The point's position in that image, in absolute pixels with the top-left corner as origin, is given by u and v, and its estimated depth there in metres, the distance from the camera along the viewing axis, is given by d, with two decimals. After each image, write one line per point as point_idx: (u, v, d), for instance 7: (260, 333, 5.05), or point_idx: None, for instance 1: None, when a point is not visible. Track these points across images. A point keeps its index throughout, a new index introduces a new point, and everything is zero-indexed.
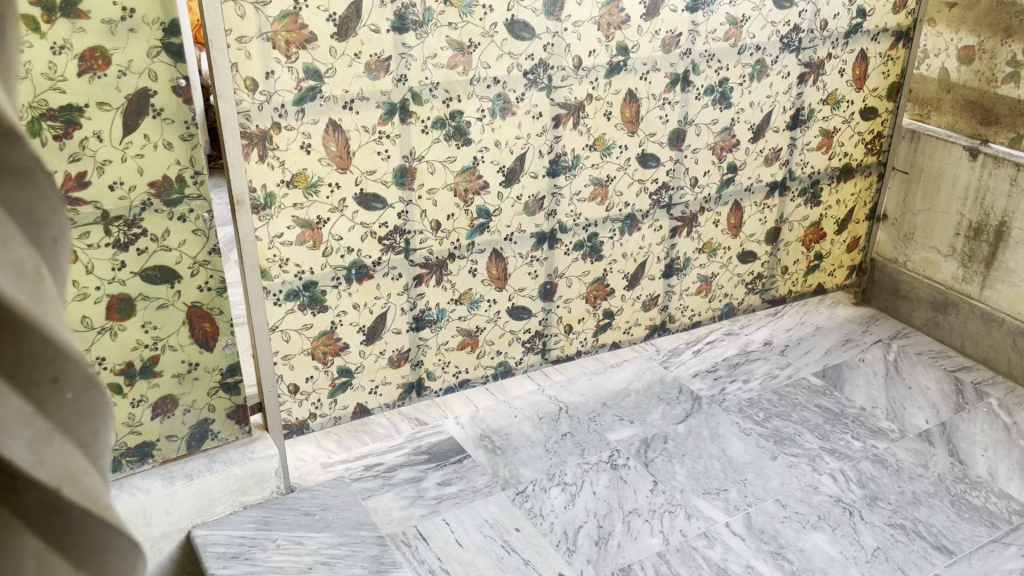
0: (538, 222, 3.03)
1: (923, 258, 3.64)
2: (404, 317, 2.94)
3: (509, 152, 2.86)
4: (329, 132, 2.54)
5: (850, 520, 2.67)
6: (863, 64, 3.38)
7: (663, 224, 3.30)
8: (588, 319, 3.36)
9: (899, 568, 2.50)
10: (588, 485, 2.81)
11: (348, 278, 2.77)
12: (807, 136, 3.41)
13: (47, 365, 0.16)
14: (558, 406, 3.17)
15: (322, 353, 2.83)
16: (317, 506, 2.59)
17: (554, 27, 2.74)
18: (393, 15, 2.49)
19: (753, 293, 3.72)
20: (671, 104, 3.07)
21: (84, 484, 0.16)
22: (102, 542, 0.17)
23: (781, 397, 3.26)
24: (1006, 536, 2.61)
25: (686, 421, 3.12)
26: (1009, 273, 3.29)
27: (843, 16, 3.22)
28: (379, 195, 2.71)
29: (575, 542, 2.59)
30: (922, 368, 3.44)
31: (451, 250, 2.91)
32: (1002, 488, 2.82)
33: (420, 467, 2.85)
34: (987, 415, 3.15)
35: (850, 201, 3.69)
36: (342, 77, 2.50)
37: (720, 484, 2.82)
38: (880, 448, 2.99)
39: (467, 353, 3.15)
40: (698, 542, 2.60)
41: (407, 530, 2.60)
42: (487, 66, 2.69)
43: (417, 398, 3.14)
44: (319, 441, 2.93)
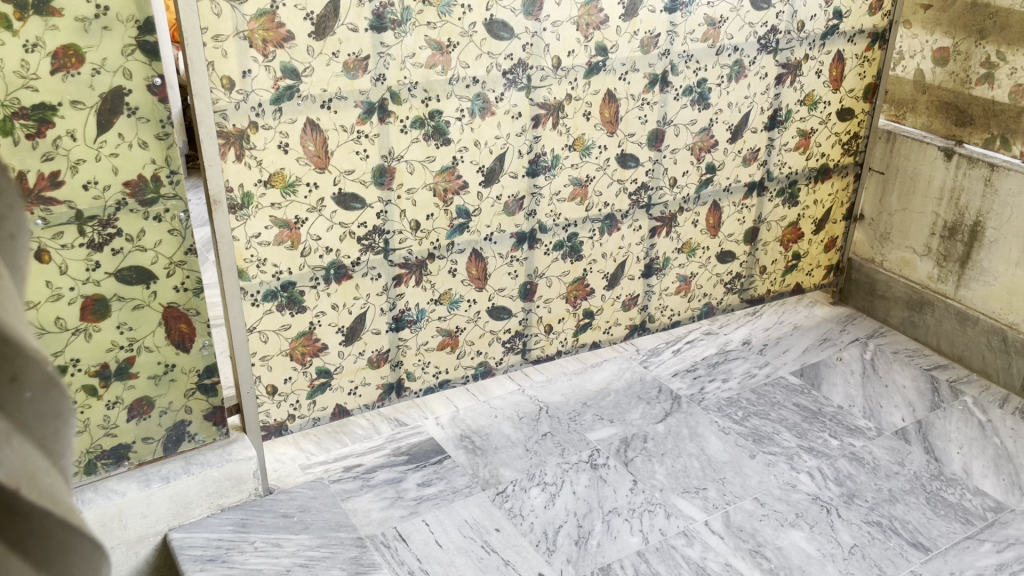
0: (517, 222, 3.03)
1: (899, 257, 3.67)
2: (383, 317, 2.93)
3: (489, 152, 2.86)
4: (307, 132, 2.53)
5: (827, 518, 2.69)
6: (840, 65, 3.40)
7: (642, 224, 3.31)
8: (568, 318, 3.36)
9: (876, 565, 2.52)
10: (568, 484, 2.81)
11: (327, 278, 2.75)
12: (784, 137, 3.43)
13: (9, 368, 0.17)
14: (538, 406, 3.17)
15: (300, 354, 2.82)
16: (296, 508, 2.57)
17: (533, 27, 2.74)
18: (371, 14, 2.48)
19: (732, 293, 3.73)
20: (650, 105, 3.08)
21: (43, 485, 0.18)
22: (68, 542, 0.18)
23: (759, 396, 3.27)
24: (980, 533, 2.64)
25: (666, 420, 3.12)
26: (983, 272, 3.33)
27: (820, 17, 3.24)
28: (358, 195, 2.69)
29: (555, 542, 2.59)
30: (898, 366, 3.47)
31: (430, 250, 2.90)
32: (977, 485, 2.84)
33: (400, 468, 2.84)
34: (963, 413, 3.19)
35: (828, 201, 3.72)
36: (320, 76, 2.48)
37: (700, 483, 2.83)
38: (857, 446, 3.01)
39: (447, 354, 3.15)
40: (677, 541, 2.60)
41: (386, 531, 2.59)
42: (466, 66, 2.69)
43: (396, 399, 3.13)
44: (298, 442, 2.91)
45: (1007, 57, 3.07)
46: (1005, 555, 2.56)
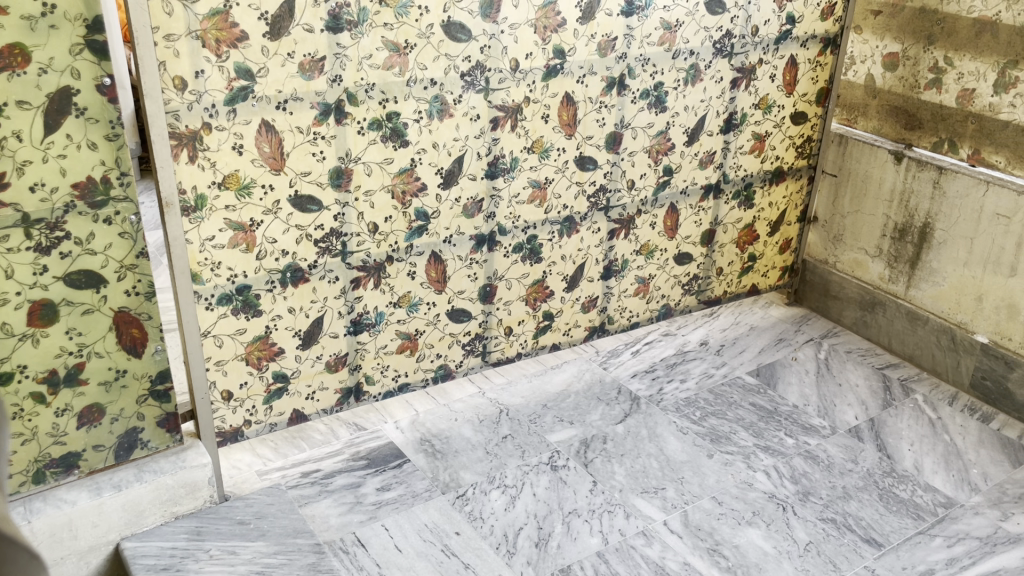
0: (476, 224, 3.03)
1: (851, 258, 3.74)
2: (341, 320, 2.90)
3: (447, 154, 2.85)
4: (262, 133, 2.50)
5: (783, 516, 2.73)
6: (793, 69, 3.46)
7: (601, 227, 3.33)
8: (528, 321, 3.36)
9: (831, 561, 2.56)
10: (528, 487, 2.81)
11: (283, 281, 2.72)
12: (740, 139, 3.48)
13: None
14: (498, 409, 3.16)
15: (256, 358, 2.78)
16: (251, 515, 2.53)
17: (490, 30, 2.74)
18: (327, 15, 2.46)
19: (690, 294, 3.77)
20: (608, 108, 3.10)
21: None
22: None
23: (716, 396, 3.31)
24: (932, 528, 2.70)
25: (625, 421, 3.14)
26: (932, 273, 3.41)
27: (773, 22, 3.29)
28: (315, 196, 2.67)
29: (515, 544, 2.59)
30: (851, 365, 3.54)
31: (389, 253, 2.88)
32: (928, 481, 2.90)
33: (359, 473, 2.82)
34: (914, 411, 3.26)
35: (782, 204, 3.78)
36: (275, 77, 2.45)
37: (658, 483, 2.85)
38: (812, 445, 3.06)
39: (407, 357, 3.12)
40: (636, 540, 2.62)
41: (345, 537, 2.57)
42: (424, 67, 2.68)
43: (355, 403, 3.10)
44: (255, 448, 2.87)
45: (955, 63, 3.15)
46: (956, 549, 2.62)
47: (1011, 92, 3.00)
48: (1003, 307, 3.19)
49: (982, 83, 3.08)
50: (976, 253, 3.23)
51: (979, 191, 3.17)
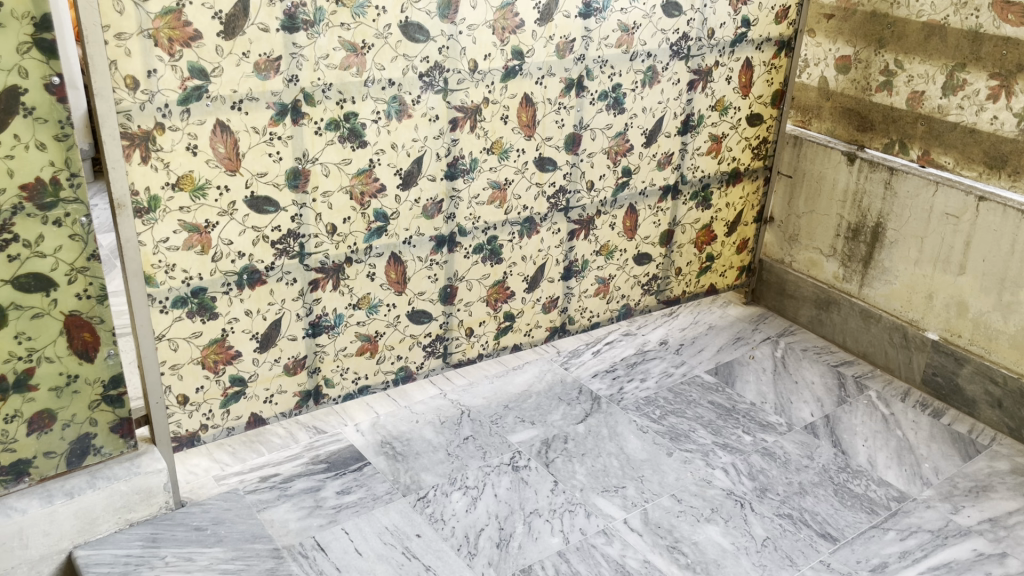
0: (436, 225, 3.02)
1: (806, 258, 3.80)
2: (299, 323, 2.87)
3: (406, 155, 2.84)
4: (216, 133, 2.46)
5: (741, 512, 2.76)
6: (749, 72, 3.50)
7: (561, 227, 3.34)
8: (489, 321, 3.36)
9: (787, 556, 2.60)
10: (489, 487, 2.81)
11: (239, 283, 2.69)
12: (697, 141, 3.51)
13: None
14: (460, 410, 3.16)
15: (212, 362, 2.74)
16: (208, 520, 2.49)
17: (448, 30, 2.73)
18: (283, 14, 2.43)
19: (650, 294, 3.80)
20: (566, 109, 3.11)
21: None
22: None
23: (675, 395, 3.34)
24: (885, 522, 2.75)
25: (586, 420, 3.16)
26: (884, 272, 3.48)
27: (729, 25, 3.33)
28: (272, 198, 2.64)
29: (476, 545, 2.58)
30: (807, 363, 3.60)
31: (347, 254, 2.86)
32: (882, 475, 2.96)
33: (318, 476, 2.79)
34: (867, 407, 3.32)
35: (739, 204, 3.82)
36: (229, 77, 2.42)
37: (619, 482, 2.87)
38: (769, 441, 3.10)
39: (367, 359, 3.10)
40: (597, 539, 2.63)
41: (304, 541, 2.54)
42: (382, 68, 2.66)
43: (314, 406, 3.07)
44: (212, 453, 2.84)
45: (905, 65, 3.22)
46: (908, 543, 2.67)
47: (959, 95, 3.08)
48: (953, 305, 3.27)
49: (931, 85, 3.16)
50: (927, 252, 3.31)
51: (929, 192, 3.24)
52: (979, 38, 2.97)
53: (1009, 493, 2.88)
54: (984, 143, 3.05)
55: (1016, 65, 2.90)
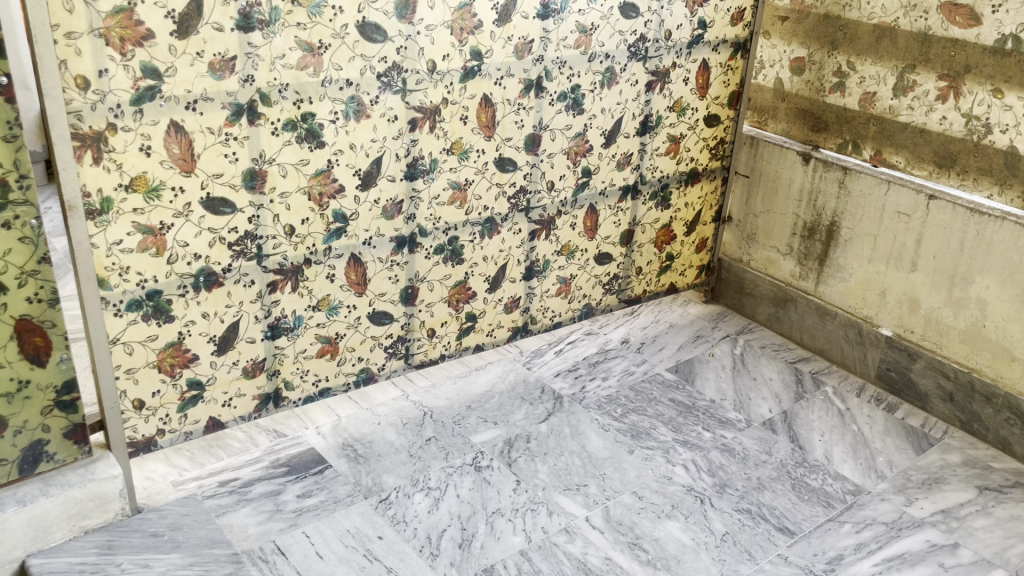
0: (397, 226, 3.01)
1: (764, 256, 3.85)
2: (258, 325, 2.84)
3: (365, 155, 2.82)
4: (171, 134, 2.43)
5: (701, 508, 2.80)
6: (706, 73, 3.55)
7: (522, 227, 3.35)
8: (451, 322, 3.36)
9: (746, 551, 2.64)
10: (452, 488, 2.81)
11: (196, 286, 2.66)
12: (655, 141, 3.55)
13: None
14: (422, 411, 3.15)
15: (169, 365, 2.70)
16: (166, 526, 2.47)
17: (406, 30, 2.73)
18: (237, 14, 2.41)
19: (611, 293, 3.83)
20: (526, 110, 3.12)
21: None
22: None
23: (637, 393, 3.37)
24: (841, 515, 2.80)
25: (548, 420, 3.17)
26: (839, 269, 3.55)
27: (686, 26, 3.37)
28: (228, 199, 2.61)
29: (438, 546, 2.58)
30: (765, 360, 3.65)
31: (306, 255, 2.84)
32: (838, 469, 3.01)
33: (279, 480, 2.77)
34: (824, 402, 3.38)
35: (698, 204, 3.86)
36: (183, 76, 2.40)
37: (581, 480, 2.89)
38: (728, 438, 3.14)
39: (327, 361, 3.08)
40: (559, 538, 2.64)
41: (264, 545, 2.52)
42: (339, 68, 2.65)
43: (274, 409, 3.04)
44: (169, 458, 2.80)
45: (857, 67, 3.28)
46: (863, 535, 2.72)
47: (909, 95, 3.15)
48: (905, 301, 3.34)
49: (883, 86, 3.22)
50: (880, 250, 3.37)
51: (881, 191, 3.31)
52: (928, 40, 3.04)
53: (961, 485, 2.95)
54: (934, 143, 3.12)
55: (963, 66, 2.97)
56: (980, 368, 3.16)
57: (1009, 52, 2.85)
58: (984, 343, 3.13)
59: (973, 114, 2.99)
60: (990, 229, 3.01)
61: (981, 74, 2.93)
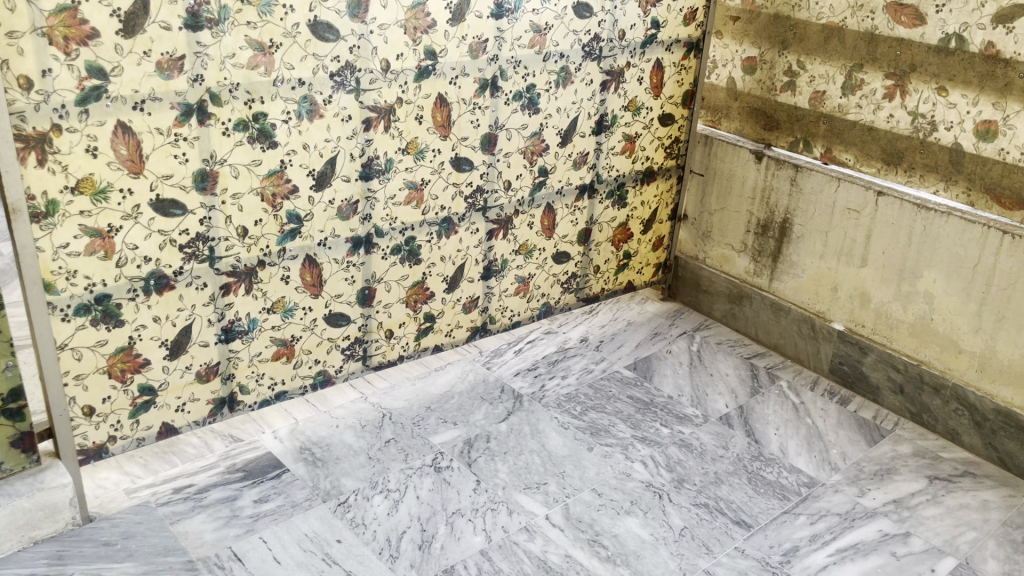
0: (352, 227, 2.98)
1: (719, 254, 3.90)
2: (211, 328, 2.80)
3: (318, 155, 2.80)
4: (118, 134, 2.39)
5: (659, 503, 2.82)
6: (659, 73, 3.58)
7: (479, 227, 3.34)
8: (409, 323, 3.34)
9: (703, 544, 2.67)
10: (411, 490, 2.80)
11: (146, 289, 2.61)
12: (611, 141, 3.57)
13: None
14: (381, 413, 3.13)
15: (119, 371, 2.65)
16: (118, 535, 2.50)
17: (358, 30, 2.71)
18: (185, 12, 2.37)
19: (569, 292, 3.84)
20: (481, 109, 3.12)
21: None
22: None
23: (596, 390, 3.39)
24: (796, 507, 2.84)
25: (508, 419, 3.17)
26: (792, 266, 3.60)
27: (639, 26, 3.39)
28: (179, 201, 2.57)
29: (398, 548, 2.57)
30: (722, 356, 3.69)
31: (260, 257, 2.81)
32: (793, 462, 3.06)
33: (235, 486, 2.73)
34: (779, 397, 3.43)
35: (654, 202, 3.90)
36: (130, 76, 2.35)
37: (540, 479, 2.89)
38: (686, 433, 3.18)
39: (283, 364, 3.04)
40: (519, 536, 2.65)
41: (220, 552, 2.48)
42: (291, 67, 2.62)
43: (229, 413, 3.00)
44: (122, 466, 2.74)
45: (807, 66, 3.34)
46: (818, 526, 2.77)
47: (858, 94, 3.21)
48: (856, 296, 3.40)
49: (832, 85, 3.28)
50: (831, 246, 3.43)
51: (832, 188, 3.37)
52: (875, 40, 3.11)
53: (912, 475, 3.02)
54: (882, 140, 3.19)
55: (909, 65, 3.04)
56: (928, 360, 3.24)
57: (952, 51, 2.92)
58: (932, 336, 3.20)
59: (918, 112, 3.06)
60: (936, 224, 3.07)
61: (926, 73, 3.00)
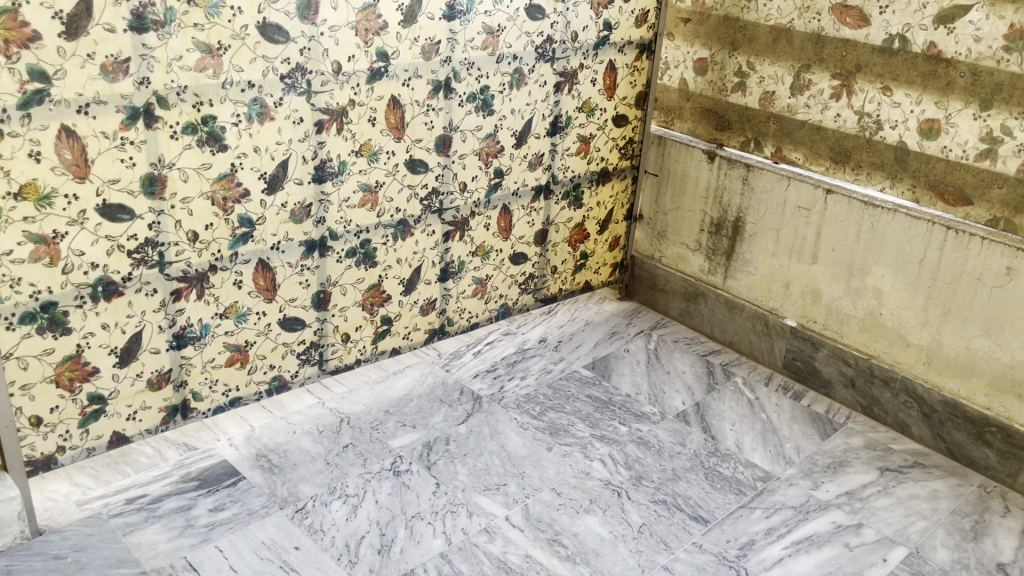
0: (306, 230, 2.96)
1: (674, 253, 3.94)
2: (162, 335, 2.75)
3: (270, 158, 2.77)
4: (62, 139, 2.34)
5: (618, 501, 2.84)
6: (612, 74, 3.60)
7: (435, 229, 3.33)
8: (366, 326, 3.32)
9: (662, 541, 2.69)
10: (370, 494, 2.78)
11: (94, 296, 2.56)
12: (566, 141, 3.59)
13: None
14: (338, 418, 3.11)
15: (67, 380, 2.60)
16: (69, 547, 2.45)
17: (309, 31, 2.69)
18: (130, 14, 2.34)
19: (527, 293, 3.85)
20: (435, 111, 3.11)
21: None
22: None
23: (555, 390, 3.40)
24: (751, 501, 2.88)
25: (467, 421, 3.17)
26: (746, 264, 3.66)
27: (591, 28, 3.42)
28: (126, 205, 2.52)
29: (357, 553, 2.55)
30: (679, 354, 3.73)
31: (211, 261, 2.77)
32: (748, 457, 3.10)
33: (189, 495, 2.69)
34: (735, 393, 3.48)
35: (609, 203, 3.92)
36: (74, 79, 2.31)
37: (500, 480, 2.89)
38: (643, 431, 3.20)
39: (237, 369, 3.00)
40: (478, 538, 2.64)
41: (175, 562, 2.44)
42: (240, 69, 2.60)
43: (182, 421, 2.95)
44: (72, 477, 2.68)
45: (756, 67, 3.39)
46: (773, 519, 2.81)
47: (806, 94, 3.27)
48: (808, 293, 3.47)
49: (781, 86, 3.34)
50: (783, 244, 3.49)
51: (782, 186, 3.42)
52: (822, 40, 3.17)
53: (863, 467, 3.08)
54: (830, 140, 3.25)
55: (855, 66, 3.10)
56: (878, 354, 3.31)
57: (896, 51, 2.99)
58: (881, 330, 3.27)
59: (865, 111, 3.12)
60: (883, 220, 3.14)
61: (871, 73, 3.07)
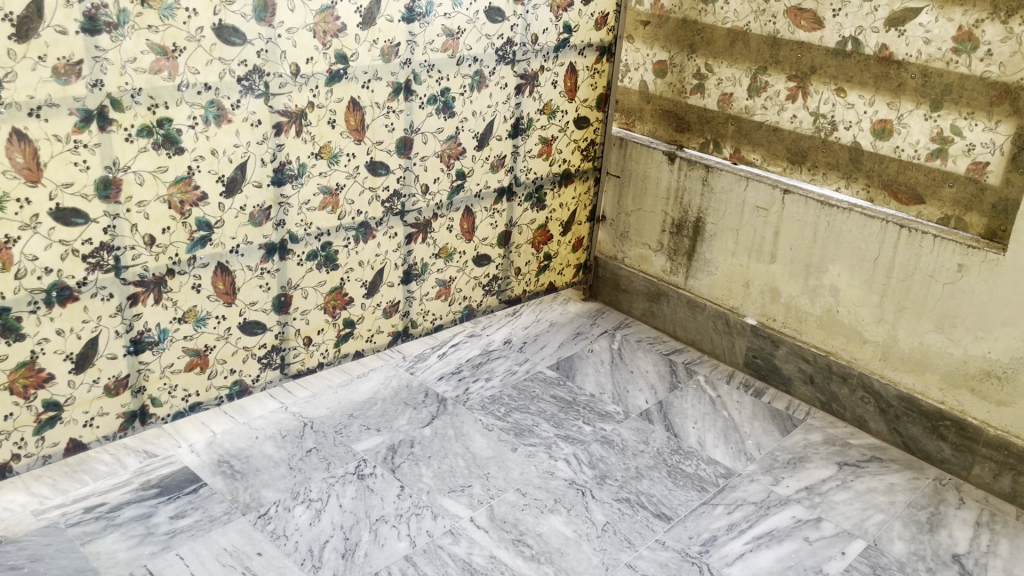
0: (265, 233, 2.94)
1: (637, 253, 3.97)
2: (119, 340, 2.72)
3: (228, 161, 2.75)
4: (13, 142, 2.31)
5: (582, 500, 2.85)
6: (573, 76, 3.63)
7: (397, 231, 3.33)
8: (328, 329, 3.30)
9: (625, 539, 2.71)
10: (334, 498, 2.77)
11: (48, 301, 2.53)
12: (528, 143, 3.61)
13: None
14: (302, 422, 3.09)
15: (21, 387, 2.56)
16: (25, 558, 2.41)
17: (266, 33, 2.67)
18: (82, 16, 2.31)
19: (491, 294, 3.86)
20: (395, 113, 3.11)
21: None
22: None
23: (520, 391, 3.41)
24: (713, 498, 2.92)
25: (432, 423, 3.17)
26: (707, 263, 3.70)
27: (551, 30, 3.44)
28: (80, 209, 2.49)
29: (321, 558, 2.54)
30: (642, 353, 3.76)
31: (169, 265, 2.74)
32: (710, 454, 3.14)
33: (149, 502, 2.65)
34: (697, 391, 3.51)
35: (572, 205, 3.95)
36: (25, 81, 2.28)
37: (465, 481, 2.89)
38: (607, 430, 3.23)
39: (197, 374, 2.97)
40: (443, 540, 2.64)
41: (135, 571, 2.41)
42: (196, 71, 2.57)
43: (141, 427, 2.91)
44: (28, 486, 2.64)
45: (714, 69, 3.44)
46: (735, 515, 2.84)
47: (763, 95, 3.32)
48: (768, 291, 3.52)
49: (738, 87, 3.39)
50: (742, 243, 3.54)
51: (741, 187, 3.47)
52: (777, 43, 3.22)
53: (822, 462, 3.12)
54: (786, 140, 3.31)
55: (810, 67, 3.16)
56: (835, 351, 3.36)
57: (849, 53, 3.05)
58: (838, 327, 3.33)
59: (820, 113, 3.18)
60: (839, 220, 3.20)
61: (826, 74, 3.12)
